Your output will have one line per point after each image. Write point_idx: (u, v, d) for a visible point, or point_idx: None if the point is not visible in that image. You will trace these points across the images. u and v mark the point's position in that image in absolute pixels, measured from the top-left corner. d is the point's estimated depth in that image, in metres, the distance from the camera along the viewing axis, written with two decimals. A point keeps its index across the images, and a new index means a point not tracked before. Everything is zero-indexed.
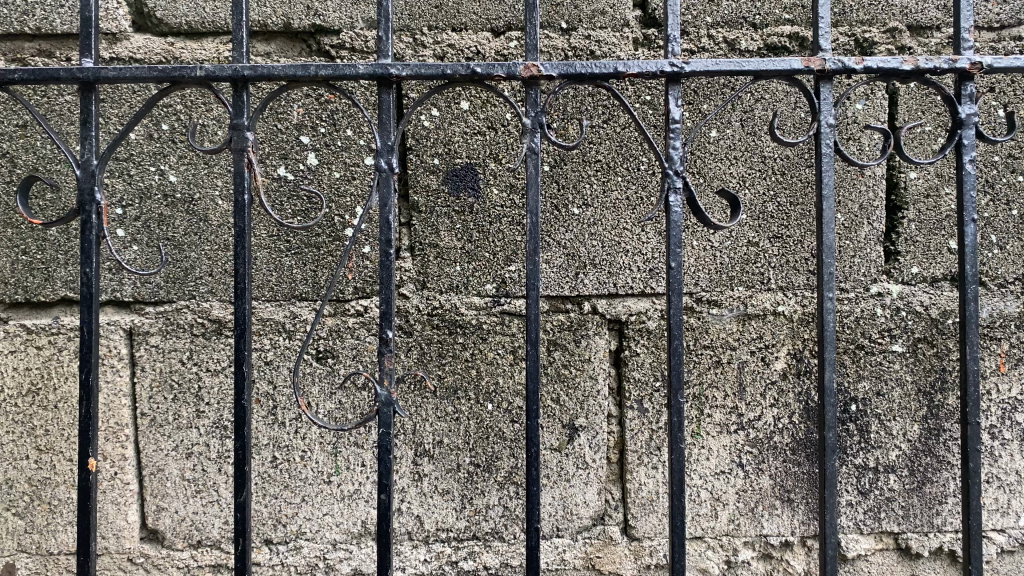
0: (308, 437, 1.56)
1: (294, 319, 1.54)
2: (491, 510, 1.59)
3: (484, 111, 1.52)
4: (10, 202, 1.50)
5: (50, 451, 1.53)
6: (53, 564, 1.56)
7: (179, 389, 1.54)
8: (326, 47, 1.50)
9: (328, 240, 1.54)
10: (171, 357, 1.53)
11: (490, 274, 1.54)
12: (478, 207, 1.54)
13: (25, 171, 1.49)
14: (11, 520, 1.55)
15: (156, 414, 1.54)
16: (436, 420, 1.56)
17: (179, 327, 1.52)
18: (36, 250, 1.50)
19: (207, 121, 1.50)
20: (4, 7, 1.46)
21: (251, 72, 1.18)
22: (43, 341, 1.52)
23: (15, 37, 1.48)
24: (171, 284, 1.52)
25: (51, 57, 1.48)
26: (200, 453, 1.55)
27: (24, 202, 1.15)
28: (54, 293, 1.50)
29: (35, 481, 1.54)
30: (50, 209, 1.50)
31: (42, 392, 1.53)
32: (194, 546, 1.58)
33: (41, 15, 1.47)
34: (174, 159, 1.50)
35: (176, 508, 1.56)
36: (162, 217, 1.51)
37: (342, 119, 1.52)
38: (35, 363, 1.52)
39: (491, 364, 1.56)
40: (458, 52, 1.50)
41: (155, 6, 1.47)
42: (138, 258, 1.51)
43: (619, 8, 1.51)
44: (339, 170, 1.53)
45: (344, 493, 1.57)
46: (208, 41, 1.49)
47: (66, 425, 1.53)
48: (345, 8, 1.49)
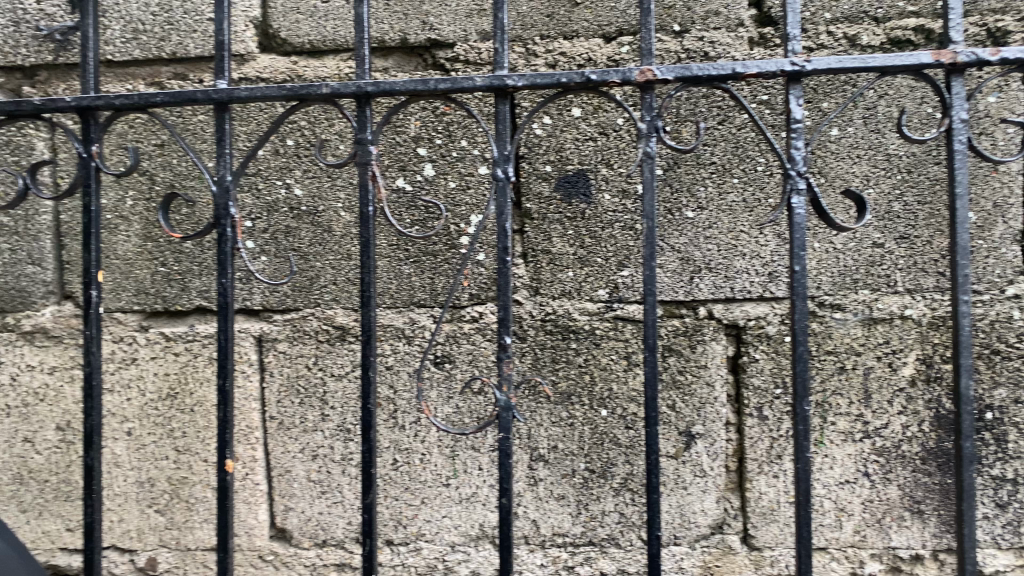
0: (427, 440, 1.59)
1: (413, 325, 1.58)
2: (608, 516, 1.58)
3: (596, 116, 1.52)
4: (149, 216, 1.59)
5: (187, 452, 1.62)
6: (191, 559, 1.65)
7: (305, 393, 1.60)
8: (441, 60, 1.53)
9: (444, 248, 1.57)
10: (298, 362, 1.60)
11: (602, 279, 1.54)
12: (591, 212, 1.54)
13: (162, 187, 1.58)
14: (153, 517, 1.65)
15: (284, 417, 1.61)
16: (551, 425, 1.57)
17: (305, 334, 1.59)
18: (174, 261, 1.59)
19: (330, 136, 1.56)
20: (143, 34, 1.56)
21: (373, 88, 1.23)
22: (180, 347, 1.61)
23: (153, 62, 1.57)
24: (297, 293, 1.58)
25: (185, 79, 1.57)
26: (326, 455, 1.61)
27: (165, 217, 1.23)
28: (189, 302, 1.59)
29: (174, 480, 1.63)
30: (185, 222, 1.59)
31: (179, 396, 1.62)
32: (320, 545, 1.64)
33: (176, 40, 1.56)
34: (299, 173, 1.57)
35: (303, 508, 1.63)
36: (289, 229, 1.58)
37: (457, 130, 1.55)
38: (173, 369, 1.61)
39: (605, 370, 1.55)
40: (570, 60, 1.50)
41: (280, 28, 1.54)
42: (267, 268, 1.58)
43: (734, 8, 1.48)
44: (455, 180, 1.56)
45: (462, 495, 1.60)
46: (329, 59, 1.55)
47: (201, 427, 1.62)
48: (459, 21, 1.52)
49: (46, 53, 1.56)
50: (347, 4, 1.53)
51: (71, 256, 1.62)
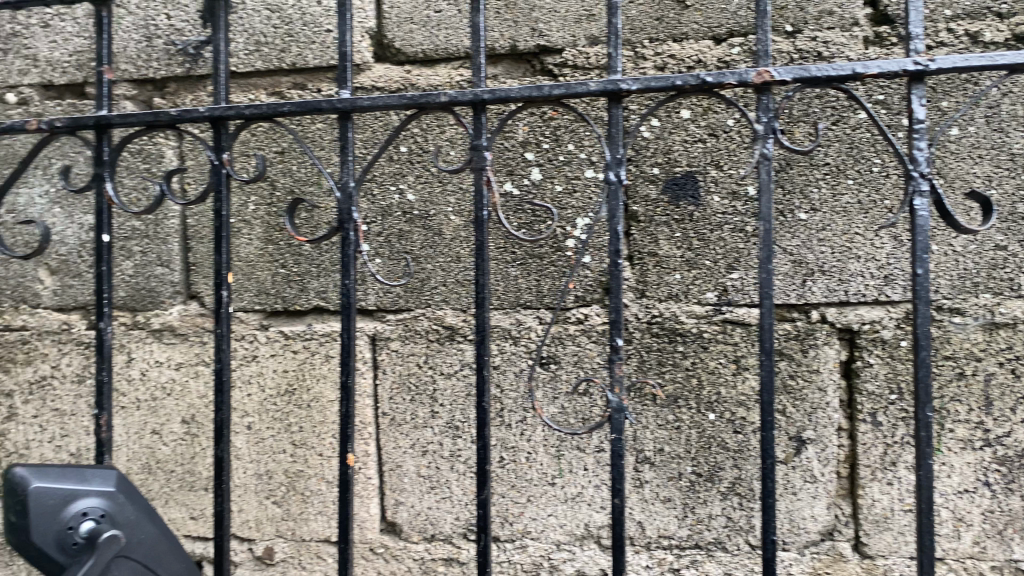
0: (534, 440, 1.62)
1: (520, 326, 1.61)
2: (715, 519, 1.58)
3: (705, 118, 1.51)
4: (270, 220, 1.67)
5: (303, 446, 1.69)
6: (306, 550, 1.72)
7: (416, 391, 1.65)
8: (550, 66, 1.55)
9: (550, 251, 1.58)
10: (410, 360, 1.65)
11: (711, 282, 1.53)
12: (699, 215, 1.53)
13: (283, 193, 1.66)
14: (271, 507, 1.72)
15: (395, 413, 1.66)
16: (657, 428, 1.57)
17: (417, 333, 1.64)
18: (293, 263, 1.66)
19: (442, 142, 1.61)
20: (265, 47, 1.63)
21: (489, 95, 1.26)
22: (298, 345, 1.68)
23: (274, 73, 1.65)
24: (410, 294, 1.63)
25: (304, 89, 1.64)
26: (435, 451, 1.65)
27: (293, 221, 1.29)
28: (307, 302, 1.66)
29: (290, 473, 1.70)
30: (305, 225, 1.66)
31: (297, 392, 1.68)
32: (429, 540, 1.68)
33: (296, 52, 1.62)
34: (412, 179, 1.62)
35: (413, 503, 1.67)
36: (402, 232, 1.63)
37: (565, 135, 1.56)
38: (291, 366, 1.68)
39: (713, 373, 1.54)
40: (679, 63, 1.50)
41: (394, 37, 1.60)
42: (382, 269, 1.63)
43: (848, 7, 1.46)
44: (561, 184, 1.57)
45: (568, 495, 1.62)
46: (441, 67, 1.59)
47: (317, 422, 1.68)
48: (568, 27, 1.54)
49: (175, 65, 1.65)
50: (459, 13, 1.58)
51: (197, 258, 1.71)
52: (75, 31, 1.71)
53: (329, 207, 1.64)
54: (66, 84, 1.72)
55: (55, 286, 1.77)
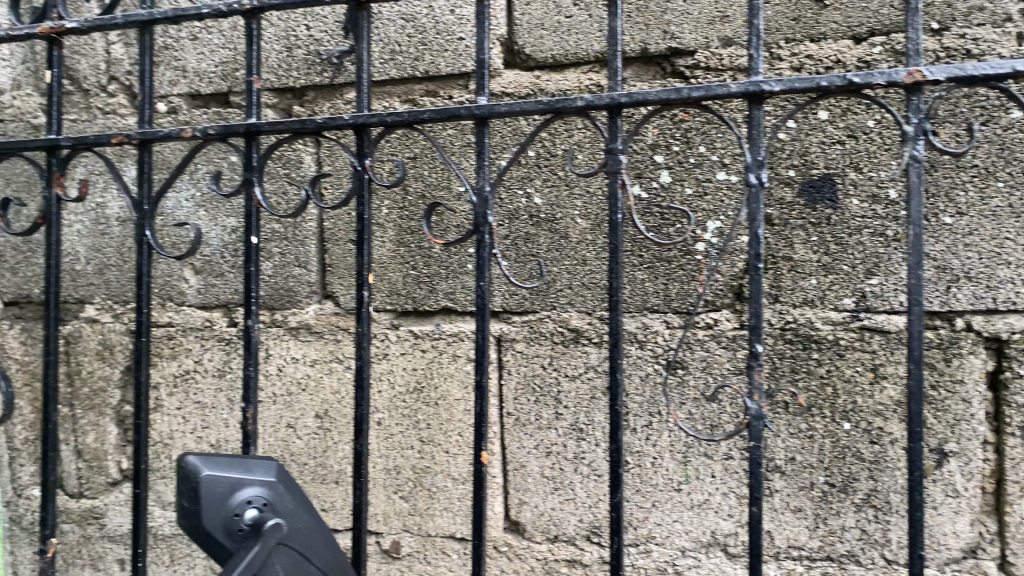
0: (660, 444, 1.61)
1: (646, 330, 1.59)
2: (848, 531, 1.53)
3: (845, 119, 1.48)
4: (402, 223, 1.72)
5: (430, 443, 1.73)
6: (431, 545, 1.76)
7: (541, 392, 1.66)
8: (681, 68, 1.54)
9: (679, 254, 1.56)
10: (535, 362, 1.66)
11: (848, 287, 1.49)
12: (837, 218, 1.49)
13: (415, 197, 1.71)
14: (399, 502, 1.77)
15: (520, 414, 1.68)
16: (789, 436, 1.54)
17: (542, 335, 1.65)
18: (423, 265, 1.72)
19: (569, 147, 1.61)
20: (400, 55, 1.68)
21: (626, 99, 1.26)
22: (426, 344, 1.72)
23: (407, 80, 1.70)
24: (535, 296, 1.65)
25: (436, 96, 1.68)
26: (559, 452, 1.66)
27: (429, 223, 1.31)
28: (436, 303, 1.71)
29: (418, 469, 1.75)
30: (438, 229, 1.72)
31: (425, 390, 1.73)
32: (552, 540, 1.69)
33: (429, 59, 1.67)
34: (539, 182, 1.63)
35: (536, 503, 1.69)
36: (528, 235, 1.65)
37: (696, 137, 1.54)
38: (420, 364, 1.73)
39: (849, 382, 1.50)
40: (817, 63, 1.47)
41: (525, 43, 1.62)
42: (513, 266, 1.65)
43: (1000, 2, 1.40)
44: (691, 187, 1.55)
45: (694, 501, 1.60)
46: (570, 72, 1.60)
47: (444, 420, 1.72)
48: (701, 29, 1.53)
49: (314, 74, 1.73)
50: (591, 18, 1.58)
51: (333, 259, 1.78)
52: (221, 43, 1.80)
53: (462, 211, 1.67)
54: (212, 94, 1.82)
55: (199, 285, 1.87)
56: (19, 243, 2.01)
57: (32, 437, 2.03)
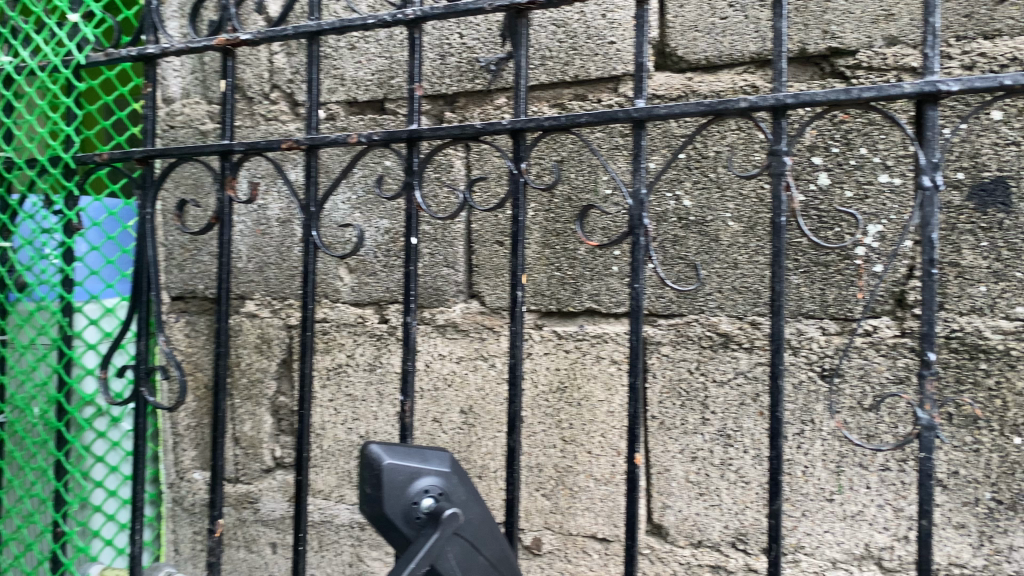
0: (811, 453, 1.57)
1: (800, 336, 1.56)
2: (1016, 551, 1.45)
3: (1020, 119, 1.41)
4: (547, 224, 1.74)
5: (573, 443, 1.75)
6: (572, 543, 1.78)
7: (687, 396, 1.66)
8: (841, 68, 1.51)
9: (837, 258, 1.52)
10: (681, 365, 1.65)
11: (1022, 295, 1.43)
12: (1010, 222, 1.43)
13: (561, 200, 1.72)
14: (540, 499, 1.80)
15: (665, 417, 1.68)
16: (952, 449, 1.48)
17: (690, 339, 1.64)
18: (567, 266, 1.73)
19: (721, 148, 1.59)
20: (550, 60, 1.71)
21: (793, 99, 1.23)
22: (570, 345, 1.74)
23: (557, 85, 1.72)
24: (682, 299, 1.64)
25: (585, 100, 1.70)
26: (705, 457, 1.65)
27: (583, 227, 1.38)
28: (580, 304, 1.72)
29: (560, 468, 1.77)
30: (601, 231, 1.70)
31: (568, 390, 1.75)
32: (695, 545, 1.68)
33: (579, 64, 1.69)
34: (689, 184, 1.62)
35: (680, 507, 1.68)
36: (677, 238, 1.64)
37: (856, 138, 1.50)
38: (563, 365, 1.75)
39: (1020, 395, 1.43)
40: (990, 61, 1.41)
41: (677, 46, 1.62)
42: (674, 271, 1.64)
43: None
44: (851, 189, 1.51)
45: (847, 513, 1.55)
46: (724, 73, 1.59)
47: (587, 421, 1.74)
48: (863, 28, 1.49)
49: (467, 81, 1.78)
50: (746, 18, 1.56)
51: (479, 259, 1.83)
52: (377, 52, 1.88)
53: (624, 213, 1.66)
54: (368, 101, 1.90)
55: (353, 283, 1.96)
56: (186, 242, 2.14)
57: (194, 424, 2.18)
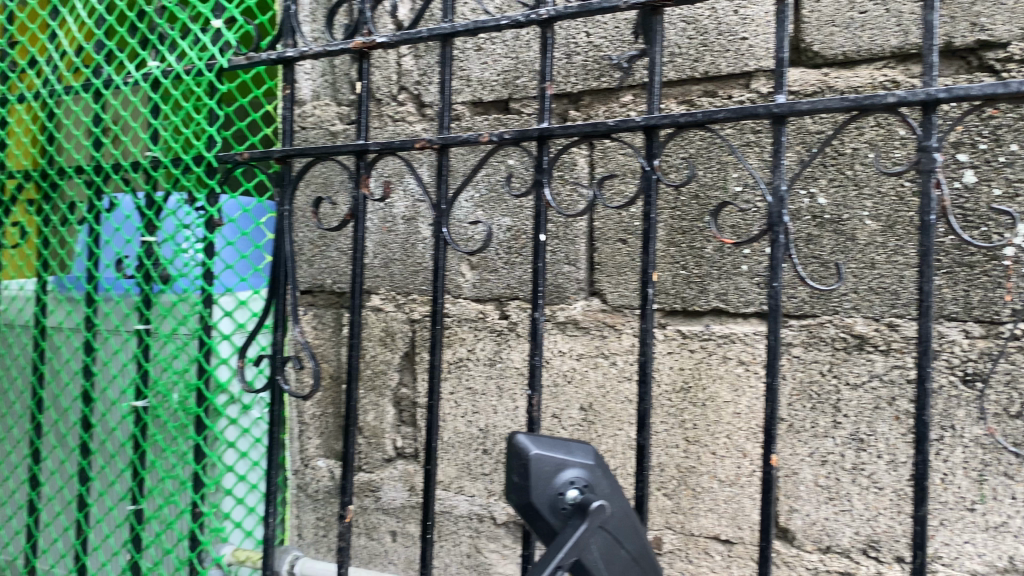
0: (951, 460, 1.52)
1: (941, 339, 1.51)
2: None
3: None
4: (674, 222, 1.73)
5: (696, 443, 1.74)
6: (693, 544, 1.77)
7: (818, 399, 1.62)
8: (990, 62, 1.46)
9: (983, 259, 1.47)
10: (812, 367, 1.62)
11: None
12: None
13: (688, 197, 1.71)
14: (662, 499, 1.79)
15: (794, 420, 1.65)
16: None
17: (822, 340, 1.61)
18: (694, 265, 1.72)
19: (858, 145, 1.56)
20: (679, 57, 1.71)
21: (945, 94, 1.20)
22: (695, 345, 1.73)
23: (686, 82, 1.72)
24: (815, 300, 1.61)
25: (715, 96, 1.69)
26: (836, 462, 1.61)
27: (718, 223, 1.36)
28: (706, 303, 1.71)
29: (683, 468, 1.76)
30: (732, 228, 1.68)
31: (692, 390, 1.74)
32: (824, 551, 1.64)
33: (710, 61, 1.68)
34: (824, 182, 1.59)
35: (808, 511, 1.65)
36: (811, 236, 1.61)
37: (1006, 134, 1.45)
38: (688, 364, 1.74)
39: None
40: None
41: (813, 41, 1.59)
42: (813, 271, 1.60)
43: None
44: (1000, 187, 1.45)
45: (989, 523, 1.49)
46: (862, 69, 1.56)
47: (712, 421, 1.72)
48: (1016, 19, 1.43)
49: (592, 79, 1.79)
50: (888, 12, 1.52)
51: (602, 257, 1.82)
52: (503, 52, 1.91)
53: (761, 209, 1.64)
54: (493, 101, 1.93)
55: (474, 279, 2.00)
56: (315, 238, 2.23)
57: (319, 413, 2.27)
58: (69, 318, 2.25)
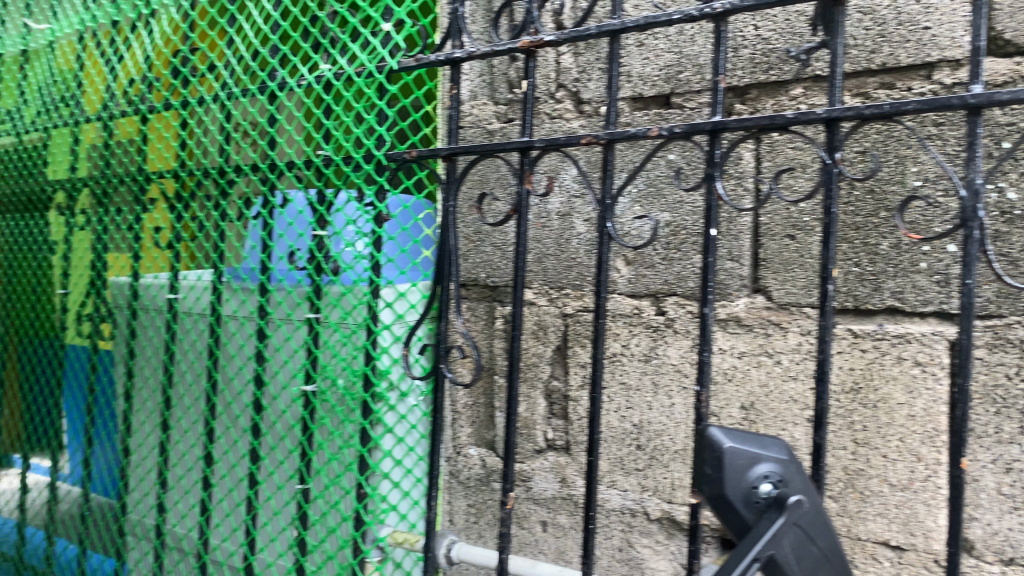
0: None
1: None
2: None
3: None
4: (846, 217, 1.69)
5: (866, 446, 1.69)
6: (861, 548, 1.72)
7: (1003, 403, 1.55)
8: None
9: None
10: (997, 370, 1.55)
11: None
12: None
13: (863, 192, 1.67)
14: (827, 501, 1.75)
15: (975, 425, 1.58)
16: None
17: (1010, 342, 1.54)
18: (868, 262, 1.67)
19: None
20: (855, 48, 1.67)
21: None
22: (867, 345, 1.68)
23: (861, 73, 1.68)
24: (1003, 299, 1.54)
25: (893, 88, 1.64)
26: (1022, 469, 1.54)
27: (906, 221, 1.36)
28: (881, 301, 1.66)
29: (850, 470, 1.72)
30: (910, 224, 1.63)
31: (863, 390, 1.69)
32: (1006, 563, 1.57)
33: (888, 52, 1.63)
34: (1015, 176, 1.52)
35: (990, 520, 1.57)
36: (999, 233, 1.54)
37: None
38: (859, 364, 1.70)
39: None
40: None
41: (1005, 29, 1.52)
42: (1004, 269, 1.53)
43: None
44: None
45: None
46: None
47: (883, 423, 1.67)
48: None
49: (760, 73, 1.77)
50: None
51: (767, 253, 1.80)
52: (666, 48, 1.91)
53: (945, 205, 1.58)
54: (654, 96, 1.94)
55: (630, 274, 1.99)
56: (471, 233, 2.29)
57: (471, 403, 2.33)
58: (242, 306, 2.39)
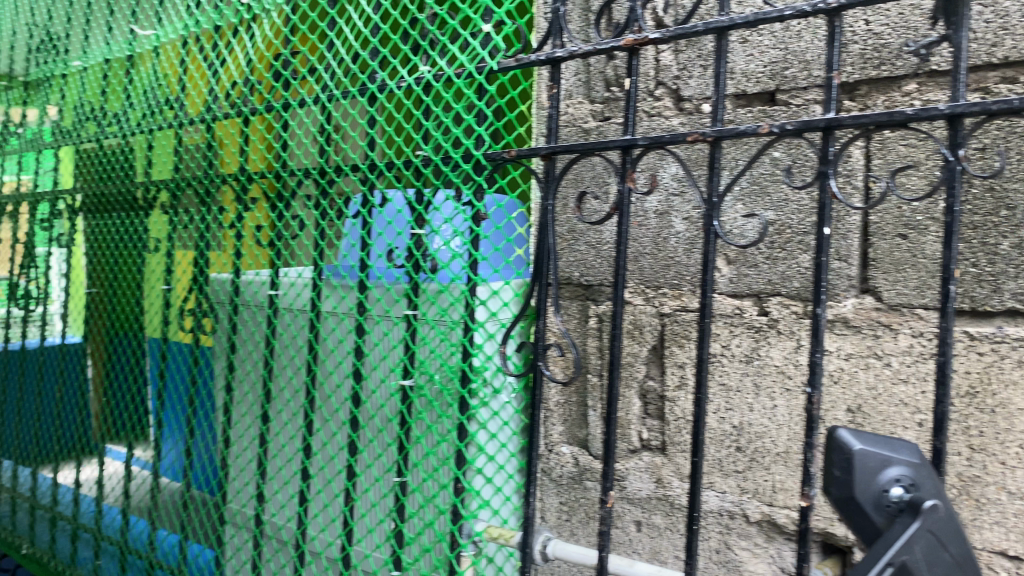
0: None
1: None
2: None
3: None
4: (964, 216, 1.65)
5: (982, 452, 1.64)
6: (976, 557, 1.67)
7: None
8: None
9: None
10: None
11: None
12: None
13: (982, 190, 1.62)
14: None
15: None
16: None
17: None
18: (986, 262, 1.62)
19: None
20: (975, 42, 1.62)
21: None
22: (985, 348, 1.63)
23: (981, 68, 1.62)
24: None
25: (1015, 83, 1.58)
26: None
27: None
28: (1000, 303, 1.61)
29: (965, 477, 1.67)
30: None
31: (980, 395, 1.64)
32: None
33: (1010, 45, 1.58)
34: None
35: None
36: None
37: None
38: (975, 368, 1.64)
39: None
40: None
41: None
42: None
43: None
44: None
45: None
46: None
47: (1001, 429, 1.62)
48: None
49: (871, 69, 1.73)
50: None
51: (877, 253, 1.76)
52: (771, 44, 1.88)
53: None
54: (758, 93, 1.91)
55: (732, 274, 1.97)
56: (564, 232, 2.29)
57: (564, 401, 2.34)
58: (342, 303, 2.48)
